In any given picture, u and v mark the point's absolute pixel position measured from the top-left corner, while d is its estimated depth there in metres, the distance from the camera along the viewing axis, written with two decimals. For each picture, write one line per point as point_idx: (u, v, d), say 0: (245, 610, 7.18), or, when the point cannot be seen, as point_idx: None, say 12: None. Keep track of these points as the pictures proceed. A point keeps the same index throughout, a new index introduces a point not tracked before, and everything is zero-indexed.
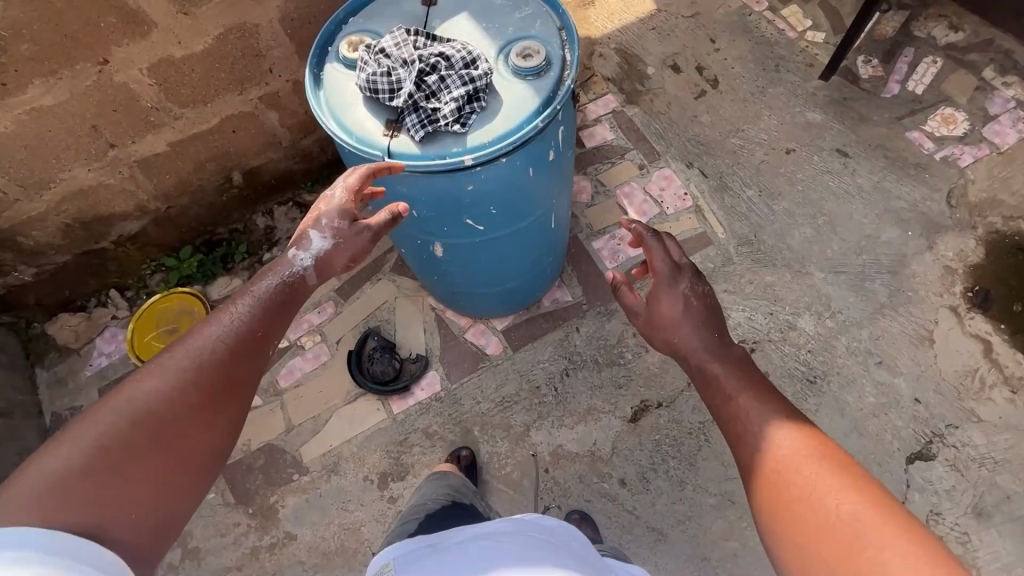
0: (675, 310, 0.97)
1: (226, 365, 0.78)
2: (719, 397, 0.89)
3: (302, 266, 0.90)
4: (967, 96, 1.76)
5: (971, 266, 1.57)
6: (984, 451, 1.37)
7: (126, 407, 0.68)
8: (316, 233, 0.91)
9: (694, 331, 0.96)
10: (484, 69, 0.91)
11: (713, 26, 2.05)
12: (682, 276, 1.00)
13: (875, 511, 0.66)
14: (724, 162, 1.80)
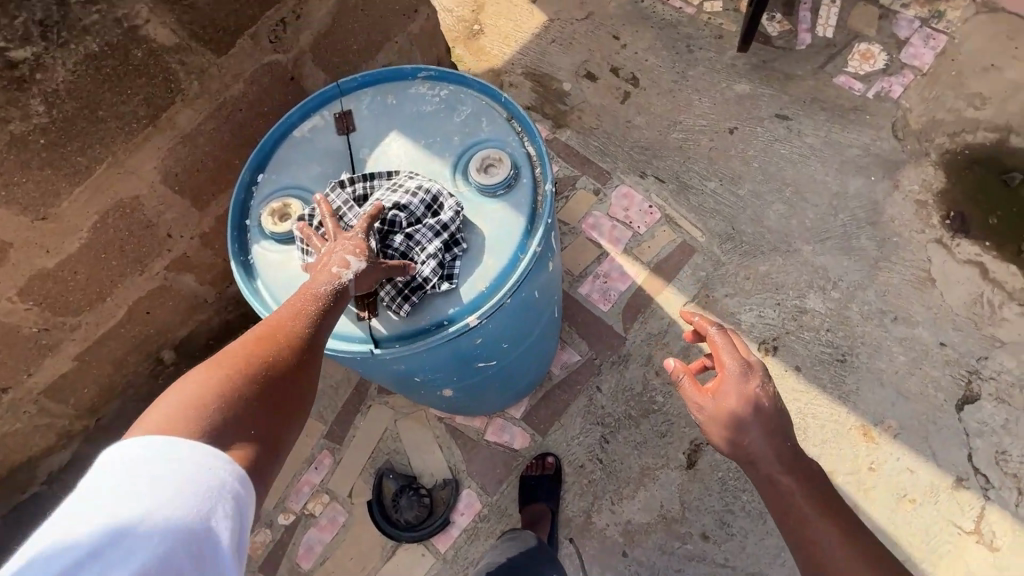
0: (747, 412, 0.86)
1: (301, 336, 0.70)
2: (794, 517, 0.82)
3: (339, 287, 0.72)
4: (874, 27, 1.77)
5: (939, 192, 1.58)
6: (1017, 374, 1.39)
7: (215, 369, 0.65)
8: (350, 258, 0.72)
9: (765, 435, 0.86)
10: (452, 206, 0.79)
11: (612, 22, 1.96)
12: (757, 370, 0.88)
13: None
14: (676, 160, 1.73)
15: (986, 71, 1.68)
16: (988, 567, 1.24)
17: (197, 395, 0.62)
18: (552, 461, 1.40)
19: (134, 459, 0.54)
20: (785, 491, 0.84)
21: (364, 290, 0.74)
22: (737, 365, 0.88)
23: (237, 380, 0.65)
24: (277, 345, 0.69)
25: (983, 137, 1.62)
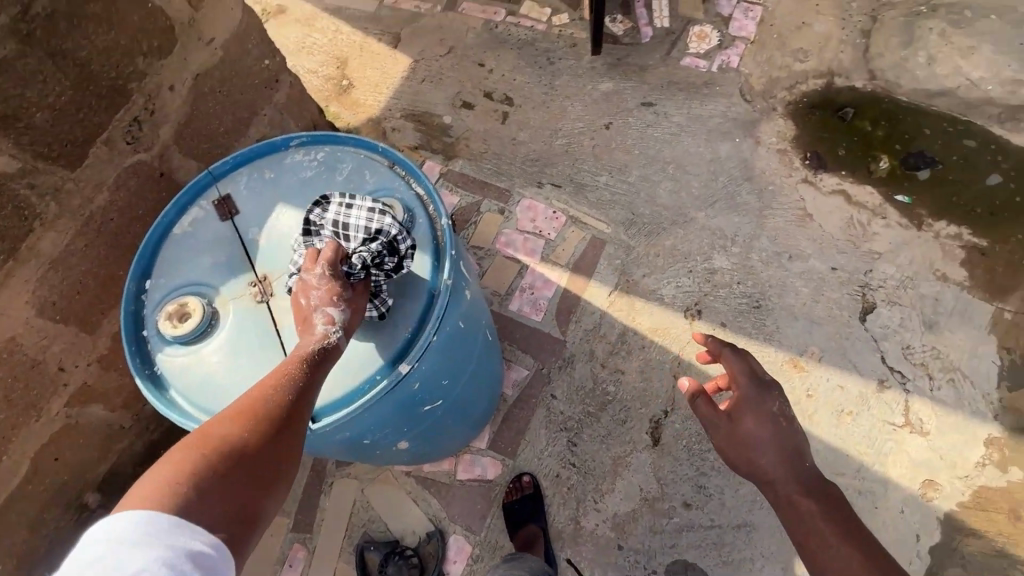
0: (764, 434, 0.95)
1: (292, 401, 0.72)
2: (812, 537, 0.87)
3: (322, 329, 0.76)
4: (701, 11, 1.98)
5: (794, 139, 1.78)
6: (898, 276, 1.57)
7: (200, 443, 0.66)
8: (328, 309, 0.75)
9: (780, 454, 0.94)
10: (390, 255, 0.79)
11: (474, 51, 2.05)
12: (772, 393, 0.97)
13: None
14: (565, 165, 1.82)
15: (801, 29, 1.91)
16: (926, 452, 1.37)
17: (185, 471, 0.63)
18: (528, 479, 1.40)
19: (114, 533, 0.55)
20: (803, 511, 0.90)
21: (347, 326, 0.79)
22: (752, 387, 0.98)
23: (221, 454, 0.66)
24: (261, 416, 0.70)
25: (815, 85, 1.85)
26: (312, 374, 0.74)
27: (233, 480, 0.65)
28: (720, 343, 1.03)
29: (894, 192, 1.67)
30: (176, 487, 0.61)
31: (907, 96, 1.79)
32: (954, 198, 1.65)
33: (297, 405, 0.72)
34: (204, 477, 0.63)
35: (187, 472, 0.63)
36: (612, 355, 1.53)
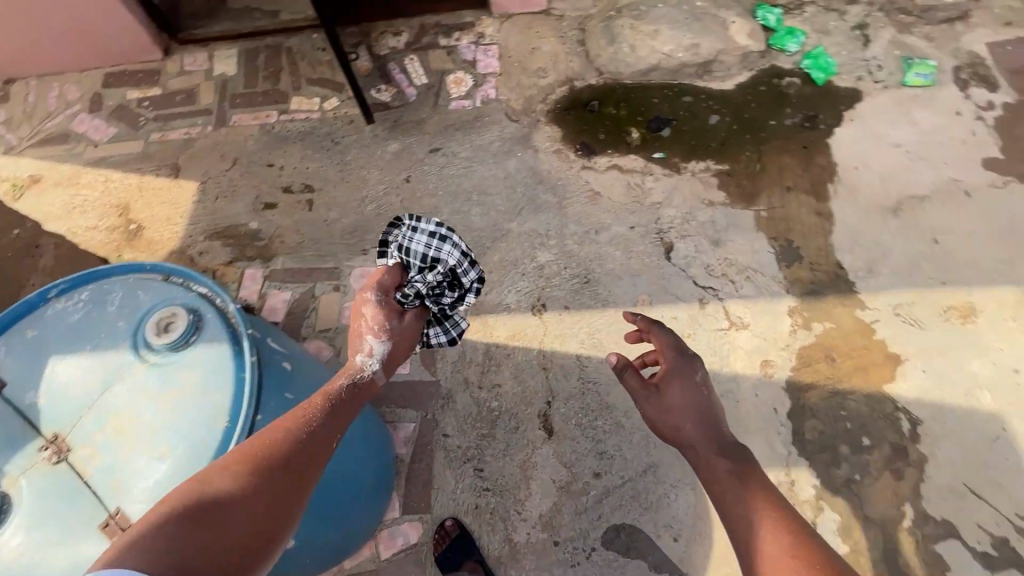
0: (684, 400, 1.09)
1: (305, 452, 0.89)
2: (722, 492, 0.93)
3: (366, 363, 1.08)
4: (449, 62, 2.25)
5: (563, 138, 2.07)
6: (679, 215, 1.88)
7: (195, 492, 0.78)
8: (374, 340, 1.10)
9: (700, 422, 1.06)
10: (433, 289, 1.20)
11: (259, 155, 2.09)
12: (694, 365, 1.14)
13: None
14: (382, 228, 1.92)
15: (533, 53, 2.26)
16: (754, 340, 1.62)
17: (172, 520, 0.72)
18: (451, 522, 1.40)
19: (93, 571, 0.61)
20: (716, 468, 0.97)
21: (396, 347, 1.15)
22: (676, 358, 1.16)
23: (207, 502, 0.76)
24: (256, 467, 0.83)
25: (561, 92, 2.18)
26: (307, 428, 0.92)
27: (211, 526, 0.73)
28: (647, 321, 1.24)
29: (650, 152, 2.02)
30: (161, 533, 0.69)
31: (631, 78, 2.18)
32: (693, 142, 2.03)
33: (306, 455, 0.89)
34: (217, 520, 0.74)
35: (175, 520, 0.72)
36: (485, 373, 1.60)
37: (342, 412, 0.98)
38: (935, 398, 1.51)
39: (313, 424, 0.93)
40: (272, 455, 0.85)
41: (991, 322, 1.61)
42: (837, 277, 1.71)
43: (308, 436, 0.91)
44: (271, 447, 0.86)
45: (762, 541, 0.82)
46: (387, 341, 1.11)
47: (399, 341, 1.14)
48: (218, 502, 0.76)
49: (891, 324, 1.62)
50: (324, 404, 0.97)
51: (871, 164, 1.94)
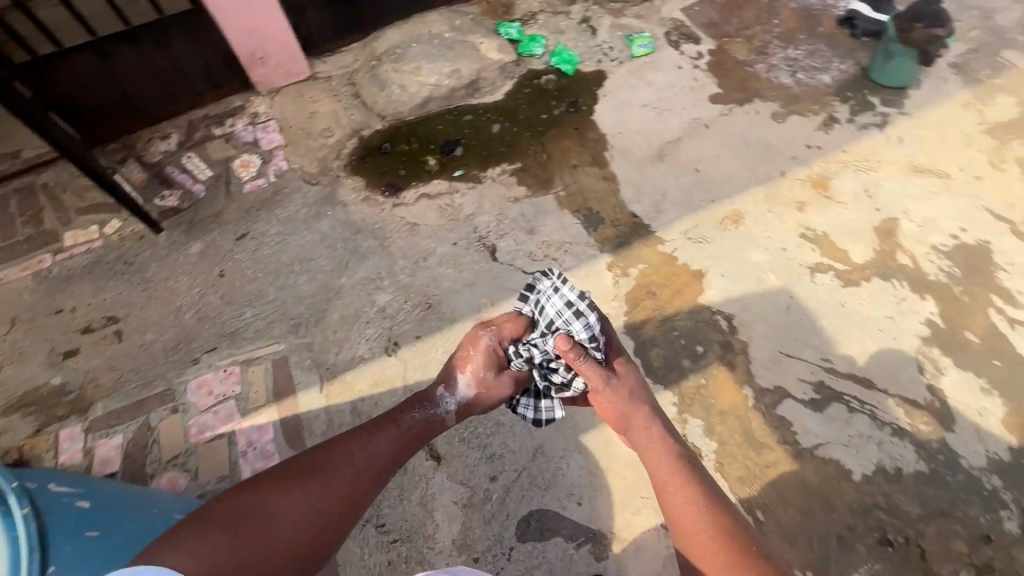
0: (632, 398, 1.28)
1: (360, 482, 1.18)
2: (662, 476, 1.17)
3: (445, 404, 1.36)
4: (230, 148, 2.22)
5: (367, 186, 2.15)
6: (492, 219, 2.03)
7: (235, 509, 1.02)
8: (461, 385, 1.37)
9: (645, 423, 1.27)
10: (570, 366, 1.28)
11: (40, 305, 1.87)
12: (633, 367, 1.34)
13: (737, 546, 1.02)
14: (208, 331, 1.81)
15: (313, 117, 2.31)
16: None
17: (215, 525, 0.97)
18: None
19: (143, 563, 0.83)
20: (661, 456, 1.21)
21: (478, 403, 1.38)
22: (628, 367, 1.33)
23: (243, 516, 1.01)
24: (282, 487, 1.09)
25: (352, 145, 2.26)
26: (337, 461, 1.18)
27: (241, 531, 0.97)
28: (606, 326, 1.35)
29: (450, 172, 2.18)
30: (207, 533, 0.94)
31: (412, 114, 2.33)
32: (484, 153, 2.23)
33: (359, 484, 1.17)
34: (270, 515, 1.03)
35: (218, 524, 0.97)
36: None
37: (396, 456, 1.26)
38: (735, 293, 1.78)
39: (371, 460, 1.22)
40: (332, 476, 1.15)
41: (753, 219, 1.96)
42: (635, 225, 1.97)
43: (369, 469, 1.20)
44: (330, 474, 1.15)
45: (694, 516, 1.08)
46: (473, 389, 1.36)
47: (499, 387, 1.36)
48: (280, 503, 1.06)
49: (685, 247, 1.89)
50: (386, 443, 1.26)
51: (630, 127, 2.27)
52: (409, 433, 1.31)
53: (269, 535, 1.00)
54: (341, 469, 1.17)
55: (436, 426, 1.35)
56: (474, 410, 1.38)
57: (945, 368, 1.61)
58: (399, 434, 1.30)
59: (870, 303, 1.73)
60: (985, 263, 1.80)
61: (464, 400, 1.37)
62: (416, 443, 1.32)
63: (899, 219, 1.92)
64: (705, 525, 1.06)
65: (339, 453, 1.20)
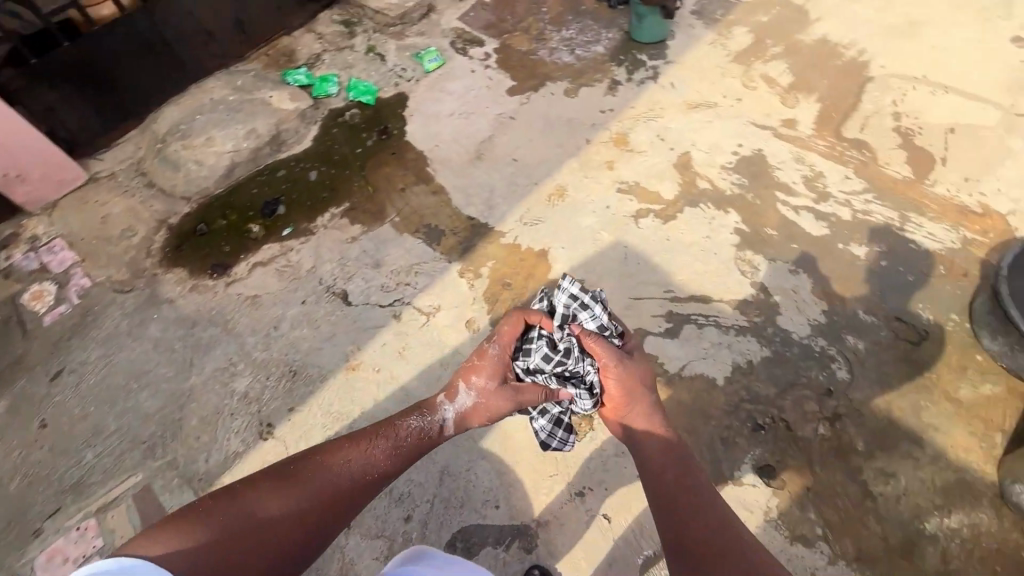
0: (636, 389, 1.24)
1: (352, 490, 1.08)
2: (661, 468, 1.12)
3: (444, 415, 1.27)
4: (14, 283, 1.94)
5: (192, 274, 1.99)
6: (335, 265, 1.99)
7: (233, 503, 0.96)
8: (463, 393, 1.28)
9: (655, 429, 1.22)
10: None
11: None
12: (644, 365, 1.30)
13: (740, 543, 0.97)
14: (45, 493, 1.58)
15: (106, 220, 2.09)
16: (450, 313, 1.83)
17: (208, 523, 0.90)
18: None
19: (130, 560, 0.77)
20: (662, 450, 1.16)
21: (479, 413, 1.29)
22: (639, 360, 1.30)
23: (241, 516, 0.94)
24: (283, 487, 1.02)
25: (163, 236, 2.08)
26: (342, 463, 1.10)
27: (231, 534, 0.91)
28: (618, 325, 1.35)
29: (278, 232, 2.09)
30: (198, 532, 0.88)
31: (220, 186, 2.20)
32: (310, 203, 2.17)
33: (351, 495, 1.08)
34: (264, 514, 0.96)
35: (212, 522, 0.91)
36: None
37: (395, 465, 1.16)
38: (578, 260, 1.92)
39: (367, 468, 1.12)
40: (323, 482, 1.06)
41: (575, 190, 2.12)
42: (474, 227, 2.04)
43: (364, 478, 1.10)
44: (320, 483, 1.05)
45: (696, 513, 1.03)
46: (476, 397, 1.27)
47: (500, 395, 1.27)
48: (261, 505, 0.97)
49: (524, 234, 2.00)
50: (384, 448, 1.16)
51: (444, 139, 2.34)
52: (408, 439, 1.21)
53: (244, 543, 0.90)
54: (331, 475, 1.08)
55: (433, 435, 1.24)
56: (474, 423, 1.29)
57: (759, 264, 1.85)
58: (398, 438, 1.20)
59: (688, 230, 1.95)
60: (763, 168, 2.10)
61: (464, 410, 1.28)
62: (415, 454, 1.21)
63: (690, 152, 2.18)
64: (703, 534, 1.00)
65: (333, 458, 1.10)
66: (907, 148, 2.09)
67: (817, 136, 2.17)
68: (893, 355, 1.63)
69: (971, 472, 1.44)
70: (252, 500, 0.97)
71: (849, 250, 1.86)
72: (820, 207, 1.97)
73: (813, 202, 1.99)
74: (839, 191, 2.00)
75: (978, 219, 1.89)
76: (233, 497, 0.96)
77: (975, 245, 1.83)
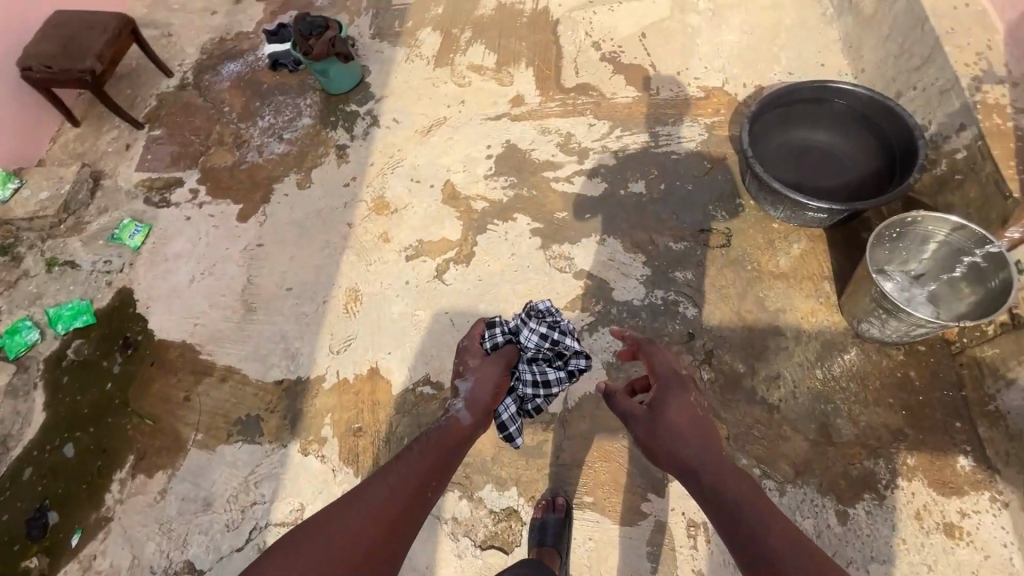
0: (679, 413, 1.17)
1: (409, 493, 1.05)
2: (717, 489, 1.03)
3: (457, 409, 1.31)
4: None
5: None
6: (156, 539, 1.58)
7: (308, 534, 0.92)
8: (462, 384, 1.36)
9: (702, 439, 1.12)
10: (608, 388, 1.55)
11: None
12: (687, 386, 1.24)
13: (817, 560, 0.85)
14: None
15: None
16: (318, 504, 1.56)
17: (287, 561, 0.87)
18: None
19: None
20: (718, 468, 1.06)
21: (486, 395, 1.34)
22: (669, 376, 1.26)
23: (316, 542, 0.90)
24: (348, 508, 0.99)
25: None
26: (392, 473, 1.08)
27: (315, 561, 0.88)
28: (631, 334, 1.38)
29: (67, 546, 1.61)
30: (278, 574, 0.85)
31: None
32: (86, 483, 1.70)
33: (400, 505, 1.03)
34: (340, 531, 0.94)
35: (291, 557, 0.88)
36: None
37: (433, 465, 1.14)
38: (412, 356, 1.73)
39: (408, 475, 1.08)
40: (370, 497, 1.02)
41: (366, 284, 1.89)
42: (288, 391, 1.75)
43: (416, 482, 1.08)
44: (367, 494, 1.02)
45: (761, 531, 0.92)
46: (474, 377, 1.37)
47: (491, 379, 1.36)
48: (333, 523, 0.95)
49: (344, 364, 1.76)
50: (418, 453, 1.15)
51: (200, 312, 1.96)
52: (435, 442, 1.19)
53: (321, 565, 0.87)
54: (381, 488, 1.05)
55: (454, 429, 1.24)
56: (484, 403, 1.32)
57: (569, 253, 1.80)
58: (429, 443, 1.19)
59: (492, 259, 1.84)
60: (520, 157, 2.04)
61: (470, 397, 1.33)
62: (448, 453, 1.19)
63: (449, 179, 2.05)
64: (772, 548, 0.89)
65: (375, 476, 1.08)
66: (620, 70, 2.15)
67: (546, 100, 2.15)
68: (716, 266, 1.68)
69: (827, 330, 1.53)
70: (325, 524, 0.94)
71: (630, 192, 1.88)
72: (586, 165, 1.96)
73: (578, 164, 1.97)
74: (592, 141, 2.01)
75: (706, 102, 2.00)
76: (308, 527, 0.93)
77: (717, 128, 1.95)
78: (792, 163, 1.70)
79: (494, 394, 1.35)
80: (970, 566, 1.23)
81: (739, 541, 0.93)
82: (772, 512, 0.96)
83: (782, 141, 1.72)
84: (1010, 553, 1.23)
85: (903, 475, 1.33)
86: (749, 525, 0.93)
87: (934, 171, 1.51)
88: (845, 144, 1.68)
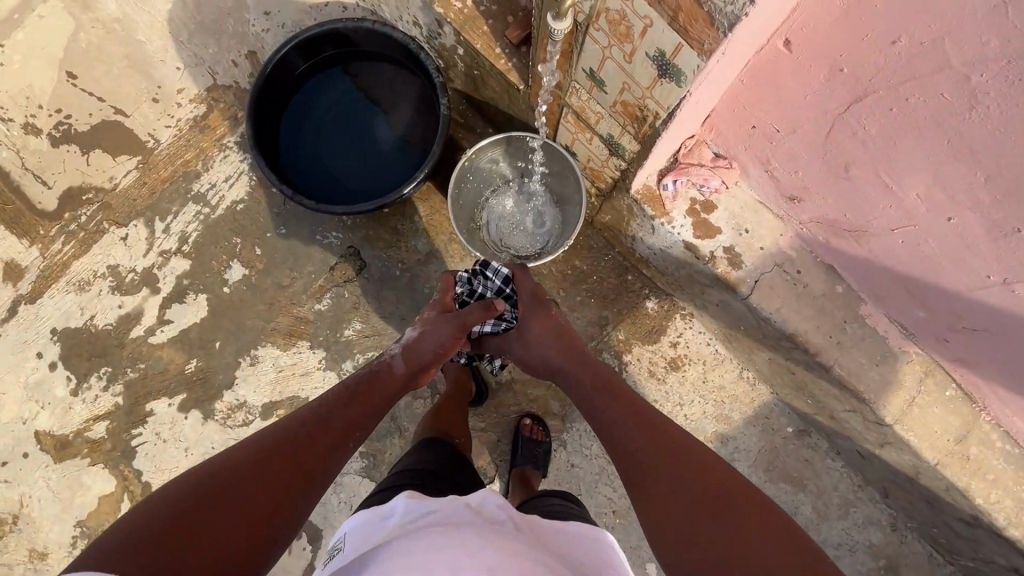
0: (546, 329, 1.08)
1: (334, 437, 0.84)
2: (594, 408, 0.95)
3: (394, 354, 1.04)
4: None
5: None
6: None
7: (211, 474, 0.71)
8: (411, 329, 1.08)
9: (567, 351, 1.04)
10: (572, 424, 1.43)
11: None
12: (552, 306, 1.11)
13: (697, 477, 0.79)
14: None
15: None
16: None
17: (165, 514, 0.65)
18: None
19: None
20: (589, 387, 0.98)
21: (436, 338, 1.05)
22: (529, 300, 1.11)
23: (208, 486, 0.70)
24: (260, 451, 0.77)
25: None
26: (318, 417, 0.85)
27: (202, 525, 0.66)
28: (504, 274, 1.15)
29: None
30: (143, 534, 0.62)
31: None
32: None
33: (314, 456, 0.80)
34: (247, 479, 0.72)
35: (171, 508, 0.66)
36: None
37: (358, 417, 0.90)
38: None
39: (336, 427, 0.86)
40: (279, 433, 0.80)
41: None
42: None
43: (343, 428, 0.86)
44: (276, 430, 0.81)
45: (639, 452, 0.84)
46: (418, 329, 1.07)
47: (447, 320, 1.07)
48: (238, 461, 0.74)
49: None
50: (347, 395, 0.91)
51: None
52: (366, 391, 0.94)
53: (205, 507, 0.67)
54: (303, 431, 0.82)
55: (387, 376, 0.99)
56: (425, 358, 1.04)
57: (237, 399, 1.45)
58: (357, 392, 0.93)
59: (172, 474, 1.45)
60: (87, 339, 1.49)
61: (410, 342, 1.05)
62: (378, 406, 0.94)
63: (35, 431, 1.47)
64: (655, 472, 0.81)
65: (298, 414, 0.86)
66: (91, 140, 1.52)
67: (46, 243, 1.51)
68: (373, 295, 1.46)
69: None
70: (229, 468, 0.73)
71: (234, 281, 1.48)
72: (166, 289, 1.49)
73: (155, 294, 1.49)
74: (145, 255, 1.50)
75: (216, 115, 1.54)
76: (214, 470, 0.72)
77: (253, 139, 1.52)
78: (358, 156, 1.40)
79: (438, 342, 1.05)
80: (700, 380, 1.41)
81: (626, 468, 0.85)
82: (647, 424, 0.88)
83: (325, 148, 1.40)
84: (715, 346, 1.41)
85: (624, 352, 1.42)
86: (617, 442, 0.88)
87: (457, 69, 1.31)
88: (349, 89, 1.40)
